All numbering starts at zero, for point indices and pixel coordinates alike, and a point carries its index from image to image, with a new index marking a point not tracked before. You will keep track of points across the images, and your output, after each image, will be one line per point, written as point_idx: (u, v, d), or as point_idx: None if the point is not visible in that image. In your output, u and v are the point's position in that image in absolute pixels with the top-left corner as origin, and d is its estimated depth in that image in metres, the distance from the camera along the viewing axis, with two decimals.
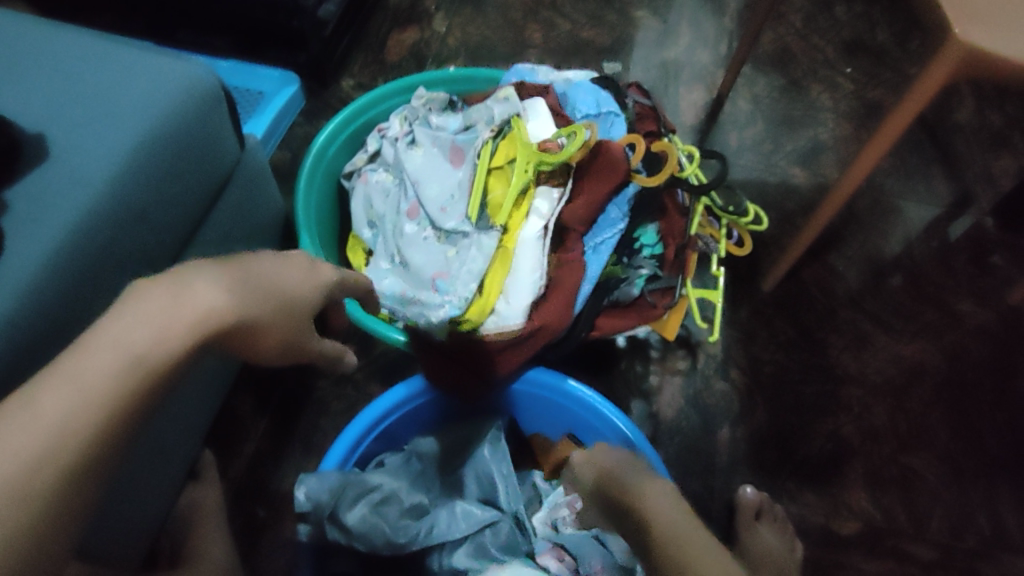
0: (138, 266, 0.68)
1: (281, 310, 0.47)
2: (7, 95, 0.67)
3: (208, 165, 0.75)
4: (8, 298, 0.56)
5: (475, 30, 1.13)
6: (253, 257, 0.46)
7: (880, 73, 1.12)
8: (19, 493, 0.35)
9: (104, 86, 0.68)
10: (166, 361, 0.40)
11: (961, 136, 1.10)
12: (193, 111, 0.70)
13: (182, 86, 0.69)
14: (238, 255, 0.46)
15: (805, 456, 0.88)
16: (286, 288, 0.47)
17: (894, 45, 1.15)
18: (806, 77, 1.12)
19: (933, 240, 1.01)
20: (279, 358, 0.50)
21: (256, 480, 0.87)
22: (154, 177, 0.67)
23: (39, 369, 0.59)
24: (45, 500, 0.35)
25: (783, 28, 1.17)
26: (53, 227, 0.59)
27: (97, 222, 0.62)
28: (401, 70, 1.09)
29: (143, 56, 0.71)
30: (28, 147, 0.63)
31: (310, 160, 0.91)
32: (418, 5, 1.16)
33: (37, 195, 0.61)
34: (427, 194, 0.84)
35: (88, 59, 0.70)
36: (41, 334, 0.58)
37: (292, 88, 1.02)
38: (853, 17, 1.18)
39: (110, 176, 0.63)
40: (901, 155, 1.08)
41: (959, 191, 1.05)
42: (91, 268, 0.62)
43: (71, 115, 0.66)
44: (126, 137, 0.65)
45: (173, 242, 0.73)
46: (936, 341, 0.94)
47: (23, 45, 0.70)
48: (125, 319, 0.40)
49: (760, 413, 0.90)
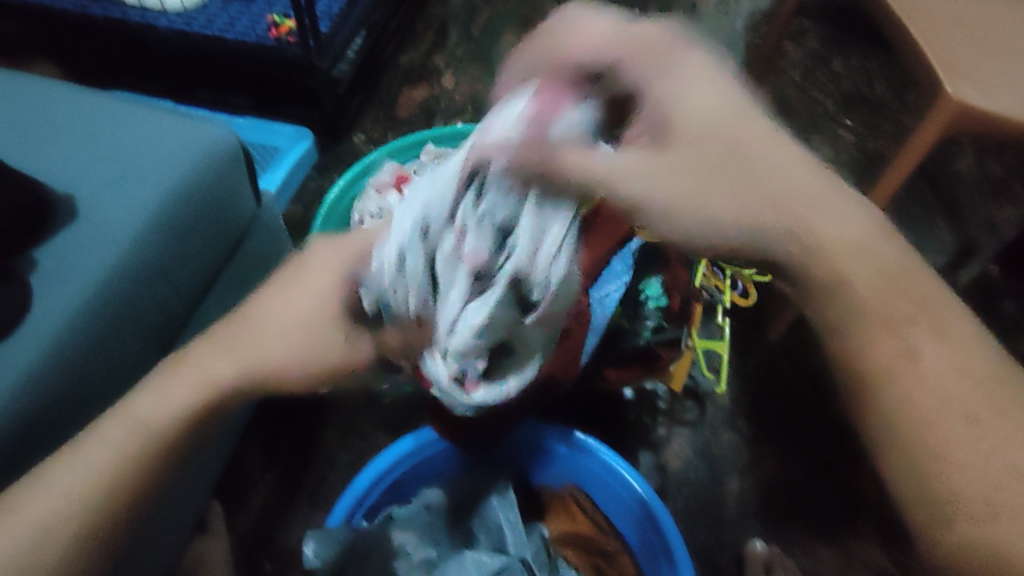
0: (159, 321, 0.70)
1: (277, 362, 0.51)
2: (38, 157, 0.69)
3: (227, 222, 0.78)
4: (36, 352, 0.58)
5: (483, 86, 1.17)
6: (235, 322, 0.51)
7: (879, 125, 1.14)
8: (44, 538, 0.44)
9: (130, 149, 0.71)
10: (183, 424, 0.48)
11: (961, 186, 1.12)
12: (215, 172, 0.73)
13: (208, 150, 0.73)
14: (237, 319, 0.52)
15: (815, 508, 0.87)
16: (269, 348, 0.50)
17: (892, 98, 1.18)
18: (807, 129, 1.14)
19: (940, 287, 1.01)
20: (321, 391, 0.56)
21: (266, 533, 0.88)
22: (176, 236, 0.70)
23: (55, 424, 0.59)
24: (65, 545, 0.44)
25: (783, 81, 1.20)
26: (79, 287, 0.62)
27: (122, 278, 0.64)
28: (411, 125, 1.12)
29: (168, 120, 0.74)
30: (60, 207, 0.65)
31: (322, 215, 0.93)
32: (428, 63, 1.20)
33: (64, 255, 0.64)
34: None
35: (116, 122, 0.73)
36: (62, 391, 0.60)
37: (306, 142, 1.03)
38: (851, 71, 1.22)
39: (134, 237, 0.66)
40: (902, 206, 1.09)
41: (962, 240, 1.05)
42: (114, 325, 0.64)
43: (98, 177, 0.68)
44: (150, 199, 0.68)
45: (192, 297, 0.75)
46: None
47: (59, 107, 0.73)
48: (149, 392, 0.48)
49: (769, 464, 0.90)
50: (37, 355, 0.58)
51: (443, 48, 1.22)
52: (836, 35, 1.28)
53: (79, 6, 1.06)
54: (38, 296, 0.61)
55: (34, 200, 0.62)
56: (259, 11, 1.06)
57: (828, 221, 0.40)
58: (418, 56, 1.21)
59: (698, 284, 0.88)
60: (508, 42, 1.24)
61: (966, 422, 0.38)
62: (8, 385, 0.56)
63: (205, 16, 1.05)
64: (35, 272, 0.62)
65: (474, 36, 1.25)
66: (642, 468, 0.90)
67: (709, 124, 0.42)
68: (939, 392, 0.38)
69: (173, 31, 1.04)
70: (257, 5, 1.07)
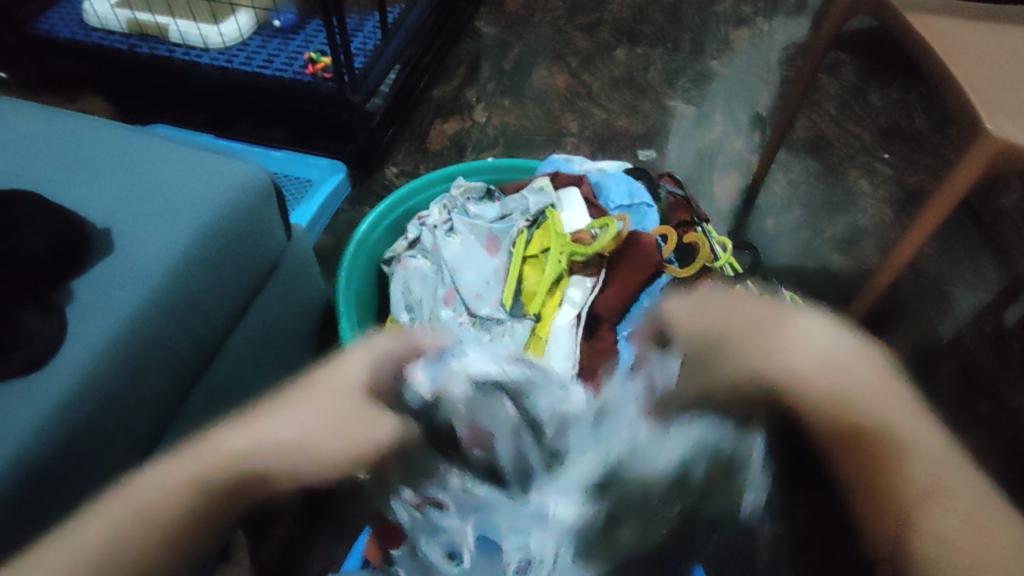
0: (189, 352, 0.70)
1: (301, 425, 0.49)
2: (78, 193, 0.71)
3: (257, 255, 0.79)
4: (70, 382, 0.58)
5: (514, 119, 1.18)
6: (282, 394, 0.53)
7: (919, 158, 1.11)
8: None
9: (167, 185, 0.72)
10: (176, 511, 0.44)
11: (1007, 221, 1.08)
12: (246, 208, 0.75)
13: (240, 187, 0.74)
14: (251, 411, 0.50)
15: (850, 564, 0.83)
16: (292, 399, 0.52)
17: (932, 131, 1.16)
18: (842, 162, 1.11)
19: (987, 326, 0.96)
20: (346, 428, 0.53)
21: (286, 566, 0.88)
22: (207, 268, 0.71)
23: (80, 456, 0.59)
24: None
25: (817, 115, 1.19)
26: (115, 315, 0.62)
27: (153, 309, 0.65)
28: (443, 157, 1.13)
29: (204, 159, 0.76)
30: (98, 240, 0.67)
31: (354, 245, 0.93)
32: (460, 97, 1.22)
33: (101, 284, 0.64)
34: (462, 282, 0.85)
35: (153, 160, 0.75)
36: (90, 426, 0.59)
37: (338, 175, 1.05)
38: (889, 103, 1.20)
39: (170, 268, 0.67)
40: (944, 242, 1.06)
41: (1009, 278, 1.01)
42: (148, 354, 0.64)
43: (135, 210, 0.70)
44: (185, 232, 0.69)
45: (223, 329, 0.75)
46: (994, 437, 0.86)
47: (101, 145, 0.76)
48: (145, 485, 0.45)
49: (802, 513, 0.86)
50: (73, 383, 0.58)
51: (475, 83, 1.24)
52: (873, 67, 1.28)
53: (128, 45, 1.09)
54: (74, 328, 0.61)
55: (74, 233, 0.64)
56: (297, 48, 1.09)
57: (827, 371, 0.48)
58: (451, 90, 1.23)
59: None
60: (539, 76, 1.25)
61: (967, 525, 0.41)
62: (35, 419, 0.55)
63: (246, 53, 1.09)
64: (72, 304, 0.63)
65: (505, 71, 1.26)
66: None
67: (840, 364, 0.48)
68: (961, 490, 0.43)
69: (215, 67, 1.07)
70: (296, 42, 1.10)
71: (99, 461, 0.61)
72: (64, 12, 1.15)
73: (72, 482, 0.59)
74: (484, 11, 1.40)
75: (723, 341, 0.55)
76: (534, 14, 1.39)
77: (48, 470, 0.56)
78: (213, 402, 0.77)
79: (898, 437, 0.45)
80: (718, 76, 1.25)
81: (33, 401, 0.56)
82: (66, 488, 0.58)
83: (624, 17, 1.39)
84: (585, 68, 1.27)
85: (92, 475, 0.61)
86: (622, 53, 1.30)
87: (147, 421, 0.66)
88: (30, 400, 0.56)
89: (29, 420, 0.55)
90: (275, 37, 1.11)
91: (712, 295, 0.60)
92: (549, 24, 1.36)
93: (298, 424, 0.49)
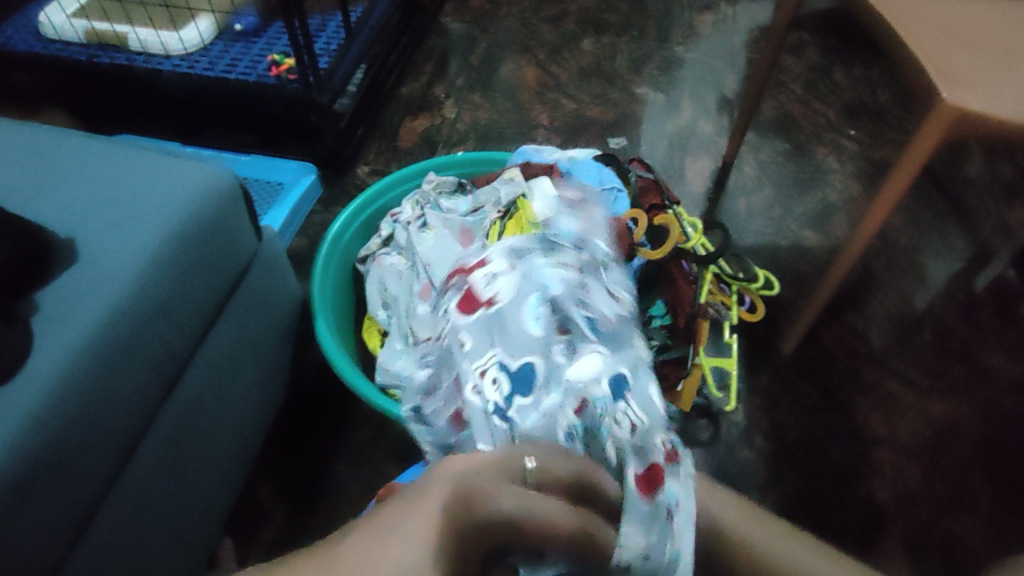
0: (162, 359, 0.69)
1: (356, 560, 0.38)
2: (39, 202, 0.70)
3: (228, 259, 0.78)
4: (39, 395, 0.57)
5: (484, 113, 1.18)
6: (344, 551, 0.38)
7: (884, 132, 1.13)
8: None
9: (131, 192, 0.71)
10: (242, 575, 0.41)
11: (972, 190, 1.11)
12: (214, 211, 0.74)
13: (206, 190, 0.73)
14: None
15: (838, 526, 0.79)
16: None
17: (896, 105, 1.18)
18: (810, 141, 1.13)
19: (957, 292, 0.98)
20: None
21: None
22: (176, 272, 0.69)
23: (52, 472, 0.57)
24: None
25: (784, 95, 1.21)
26: (82, 324, 0.61)
27: (121, 317, 0.63)
28: (414, 154, 1.13)
29: (169, 163, 0.75)
30: (62, 250, 0.65)
31: (326, 245, 0.92)
32: (429, 94, 1.21)
33: (66, 294, 0.63)
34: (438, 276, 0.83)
35: (116, 167, 0.74)
36: (67, 435, 0.58)
37: (309, 176, 1.04)
38: (853, 81, 1.22)
39: (137, 273, 0.66)
40: (911, 213, 1.08)
41: (976, 245, 1.04)
42: (118, 361, 0.63)
43: (99, 218, 0.69)
44: (151, 237, 0.68)
45: (195, 334, 0.74)
46: (968, 399, 0.88)
47: (60, 155, 0.74)
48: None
49: (790, 478, 0.82)
50: (41, 394, 0.57)
51: (444, 78, 1.24)
52: (835, 46, 1.30)
53: (87, 55, 1.08)
54: (42, 338, 0.60)
55: (36, 243, 0.63)
56: (260, 51, 1.08)
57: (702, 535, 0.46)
58: (419, 88, 1.23)
59: (705, 300, 0.84)
60: (507, 69, 1.26)
61: None
62: (9, 431, 0.54)
63: (208, 58, 1.07)
64: (38, 313, 0.61)
65: (473, 65, 1.27)
66: None
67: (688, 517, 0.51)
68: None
69: (177, 74, 1.06)
70: (259, 46, 1.09)
71: (79, 472, 0.60)
72: (19, 25, 1.12)
73: (44, 493, 0.57)
74: (450, 7, 1.40)
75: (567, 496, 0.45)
76: (499, 8, 1.39)
77: (26, 482, 0.55)
78: (191, 409, 0.75)
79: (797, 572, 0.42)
80: (685, 62, 1.26)
81: (6, 413, 0.55)
82: (46, 500, 0.57)
83: (590, 8, 1.40)
84: (553, 60, 1.28)
85: (70, 488, 0.60)
86: (589, 43, 1.31)
87: (124, 429, 0.65)
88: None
89: (3, 433, 0.54)
90: (237, 41, 1.10)
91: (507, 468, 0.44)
92: (515, 17, 1.37)
93: None
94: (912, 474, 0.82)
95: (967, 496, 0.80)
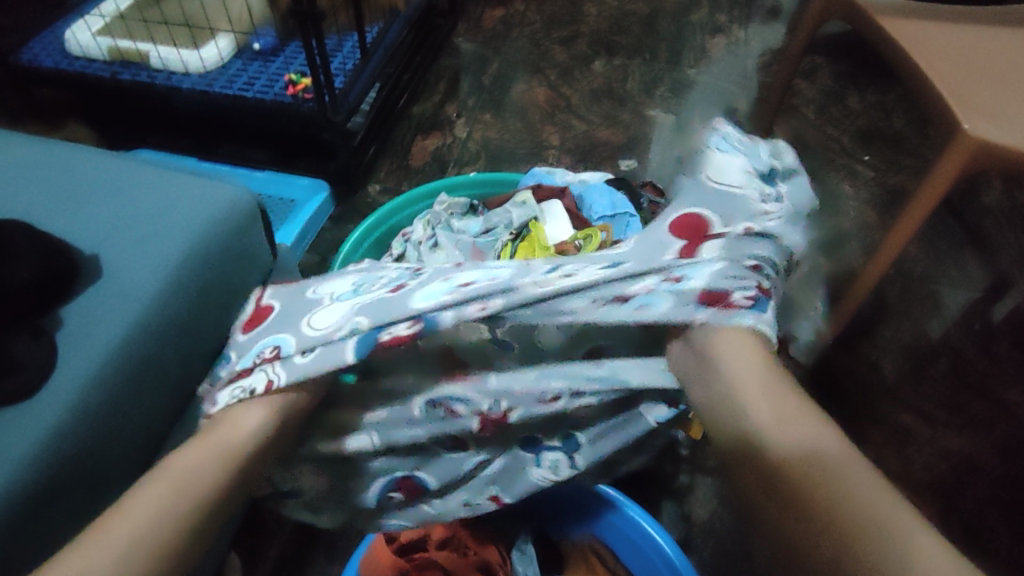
0: (181, 378, 0.69)
1: (176, 483, 0.45)
2: (61, 219, 0.70)
3: (247, 278, 0.78)
4: (62, 410, 0.57)
5: (495, 133, 1.18)
6: (168, 465, 0.47)
7: (900, 160, 1.12)
8: (155, 517, 0.43)
9: (153, 209, 0.72)
10: (216, 459, 0.47)
11: (990, 218, 1.09)
12: (235, 228, 0.74)
13: (226, 209, 0.74)
14: (168, 468, 0.46)
15: None
16: (187, 466, 0.46)
17: (911, 131, 1.16)
18: (823, 166, 1.12)
19: (974, 324, 0.96)
20: (187, 503, 0.44)
21: None
22: (195, 289, 0.70)
23: (70, 493, 0.58)
24: (170, 519, 0.43)
25: (796, 119, 1.20)
26: (105, 341, 0.62)
27: (143, 334, 0.64)
28: (425, 174, 1.13)
29: (194, 181, 0.76)
30: (85, 267, 0.66)
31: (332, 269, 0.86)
32: (441, 113, 1.23)
33: (90, 312, 0.64)
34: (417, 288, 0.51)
35: (142, 184, 0.74)
36: (88, 450, 0.59)
37: (322, 193, 1.04)
38: (867, 106, 1.21)
39: (158, 290, 0.66)
40: (926, 243, 1.06)
41: (994, 275, 1.02)
42: (137, 379, 0.63)
43: (121, 236, 0.69)
44: (172, 253, 0.69)
45: (213, 350, 0.74)
46: (986, 434, 0.85)
47: (81, 171, 0.75)
48: (129, 513, 0.43)
49: None
50: (63, 410, 0.57)
51: (456, 98, 1.25)
52: (848, 70, 1.28)
53: (110, 72, 1.09)
54: (65, 355, 0.60)
55: (63, 259, 0.63)
56: (278, 70, 1.10)
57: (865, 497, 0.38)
58: (431, 107, 1.24)
59: None
60: (519, 89, 1.26)
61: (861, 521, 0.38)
62: (27, 445, 0.55)
63: (227, 77, 1.09)
64: (62, 331, 0.62)
65: (485, 85, 1.27)
66: (665, 519, 0.78)
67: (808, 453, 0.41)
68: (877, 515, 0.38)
69: (197, 91, 1.07)
70: (277, 64, 1.11)
71: (103, 488, 0.61)
72: (46, 42, 1.14)
73: (62, 510, 0.57)
74: (462, 27, 1.41)
75: (226, 447, 0.48)
76: (511, 29, 1.40)
77: (47, 496, 0.55)
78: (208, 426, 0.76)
79: (893, 544, 0.36)
80: (696, 85, 1.26)
81: (29, 427, 0.56)
82: (65, 514, 0.57)
83: (601, 30, 1.40)
84: (565, 81, 1.28)
85: (88, 508, 0.60)
86: (600, 65, 1.31)
87: (140, 446, 0.65)
88: (31, 430, 0.56)
89: (24, 446, 0.55)
90: (256, 60, 1.12)
91: (217, 438, 0.49)
92: (527, 38, 1.37)
93: (145, 500, 0.44)
94: (927, 510, 0.80)
95: (985, 537, 0.78)
